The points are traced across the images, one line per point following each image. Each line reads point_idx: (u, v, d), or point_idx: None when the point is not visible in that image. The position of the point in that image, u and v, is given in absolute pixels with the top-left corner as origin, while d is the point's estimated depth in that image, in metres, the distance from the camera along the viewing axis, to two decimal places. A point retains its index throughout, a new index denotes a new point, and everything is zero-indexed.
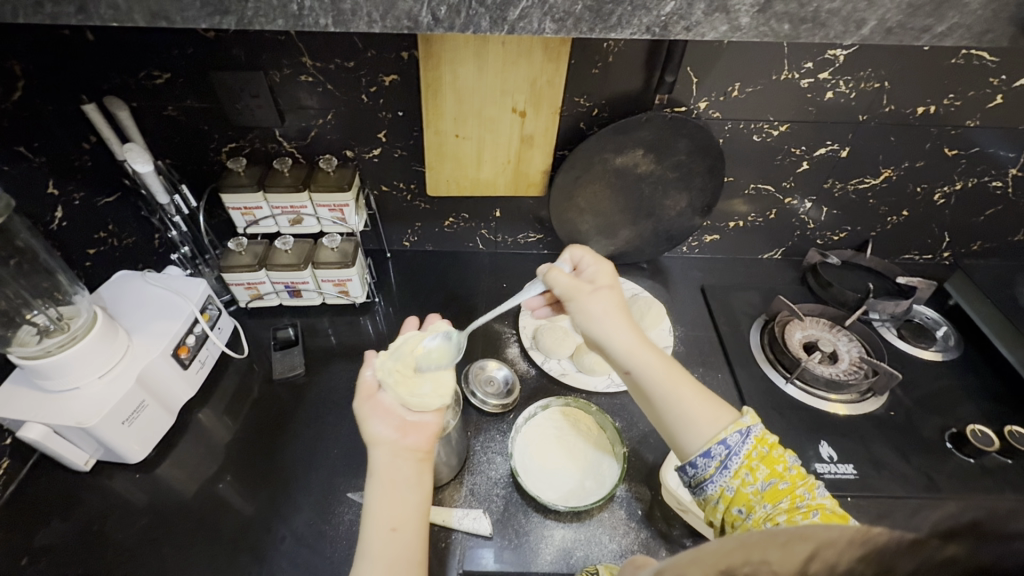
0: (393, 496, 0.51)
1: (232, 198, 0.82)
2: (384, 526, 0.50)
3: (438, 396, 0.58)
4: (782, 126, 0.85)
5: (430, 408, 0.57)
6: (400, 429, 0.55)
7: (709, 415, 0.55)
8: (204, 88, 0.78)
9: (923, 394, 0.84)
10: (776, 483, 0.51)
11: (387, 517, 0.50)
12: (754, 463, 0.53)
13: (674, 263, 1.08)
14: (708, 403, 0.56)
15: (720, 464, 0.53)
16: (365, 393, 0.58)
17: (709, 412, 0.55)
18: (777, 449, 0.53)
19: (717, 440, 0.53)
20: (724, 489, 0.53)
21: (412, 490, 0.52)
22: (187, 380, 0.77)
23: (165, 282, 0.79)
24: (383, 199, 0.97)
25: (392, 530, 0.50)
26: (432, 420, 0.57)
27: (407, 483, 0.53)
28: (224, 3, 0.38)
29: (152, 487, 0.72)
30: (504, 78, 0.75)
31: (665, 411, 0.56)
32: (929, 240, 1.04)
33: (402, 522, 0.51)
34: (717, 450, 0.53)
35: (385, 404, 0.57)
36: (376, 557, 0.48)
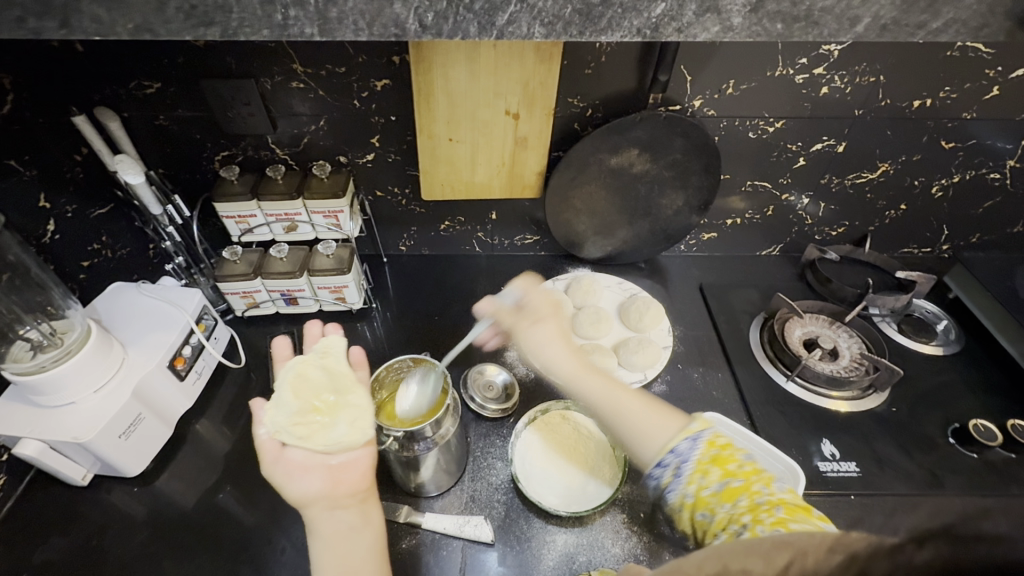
0: (340, 548, 0.49)
1: (225, 207, 0.82)
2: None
3: (357, 431, 0.55)
4: (777, 123, 0.85)
5: (353, 446, 0.54)
6: (328, 479, 0.52)
7: (659, 428, 0.54)
8: (195, 97, 0.77)
9: (925, 389, 0.84)
10: (730, 481, 0.47)
11: (337, 568, 0.48)
12: (706, 467, 0.49)
13: (673, 262, 1.07)
14: (658, 416, 0.55)
15: (674, 471, 0.50)
16: (269, 454, 0.53)
17: (659, 425, 0.54)
18: (728, 447, 0.50)
19: (669, 449, 0.52)
20: (683, 497, 0.49)
21: (359, 533, 0.51)
22: (185, 391, 0.77)
23: (160, 293, 0.78)
24: (378, 204, 0.96)
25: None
26: (361, 455, 0.54)
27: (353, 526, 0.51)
28: (207, 14, 0.37)
29: (151, 500, 0.72)
30: (497, 81, 0.75)
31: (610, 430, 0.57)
32: (928, 234, 1.03)
33: (353, 566, 0.49)
34: (670, 458, 0.51)
35: (296, 460, 0.53)
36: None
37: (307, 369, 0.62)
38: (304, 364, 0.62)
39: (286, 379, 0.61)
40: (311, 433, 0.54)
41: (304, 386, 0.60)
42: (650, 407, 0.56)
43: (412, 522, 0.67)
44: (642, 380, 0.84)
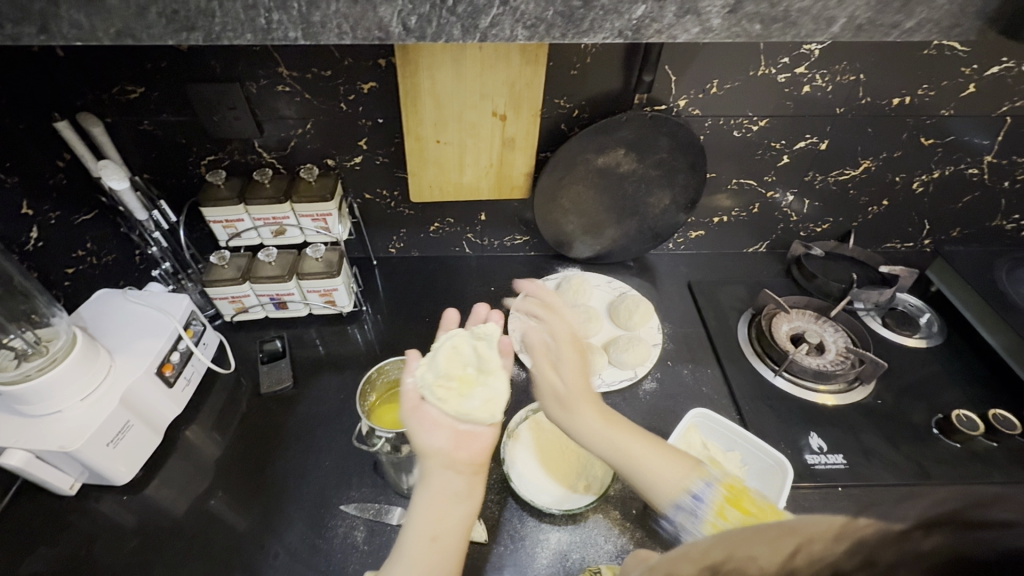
0: (443, 506, 0.52)
1: (212, 211, 0.81)
2: (425, 534, 0.50)
3: (486, 409, 0.57)
4: (761, 121, 0.86)
5: (480, 421, 0.57)
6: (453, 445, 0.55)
7: (669, 474, 0.56)
8: (179, 101, 0.76)
9: (909, 381, 0.86)
10: (736, 505, 0.45)
11: (432, 525, 0.50)
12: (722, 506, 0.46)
13: (661, 260, 1.08)
14: (670, 462, 0.57)
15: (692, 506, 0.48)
16: (410, 405, 0.57)
17: (669, 470, 0.56)
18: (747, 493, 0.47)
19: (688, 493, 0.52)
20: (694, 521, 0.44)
21: (459, 504, 0.53)
22: (173, 397, 0.76)
23: (147, 300, 0.78)
24: (367, 207, 0.96)
25: (434, 537, 0.49)
26: (484, 433, 0.57)
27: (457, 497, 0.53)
28: (189, 19, 0.37)
29: (140, 509, 0.71)
30: (483, 82, 0.75)
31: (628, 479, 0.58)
32: (910, 229, 1.05)
33: (444, 532, 0.51)
34: (688, 503, 0.51)
35: (432, 417, 0.56)
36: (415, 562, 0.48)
37: (462, 350, 0.62)
38: (459, 339, 0.63)
39: (446, 341, 0.62)
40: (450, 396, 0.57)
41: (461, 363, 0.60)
42: (651, 446, 0.59)
43: None
44: (632, 378, 0.85)
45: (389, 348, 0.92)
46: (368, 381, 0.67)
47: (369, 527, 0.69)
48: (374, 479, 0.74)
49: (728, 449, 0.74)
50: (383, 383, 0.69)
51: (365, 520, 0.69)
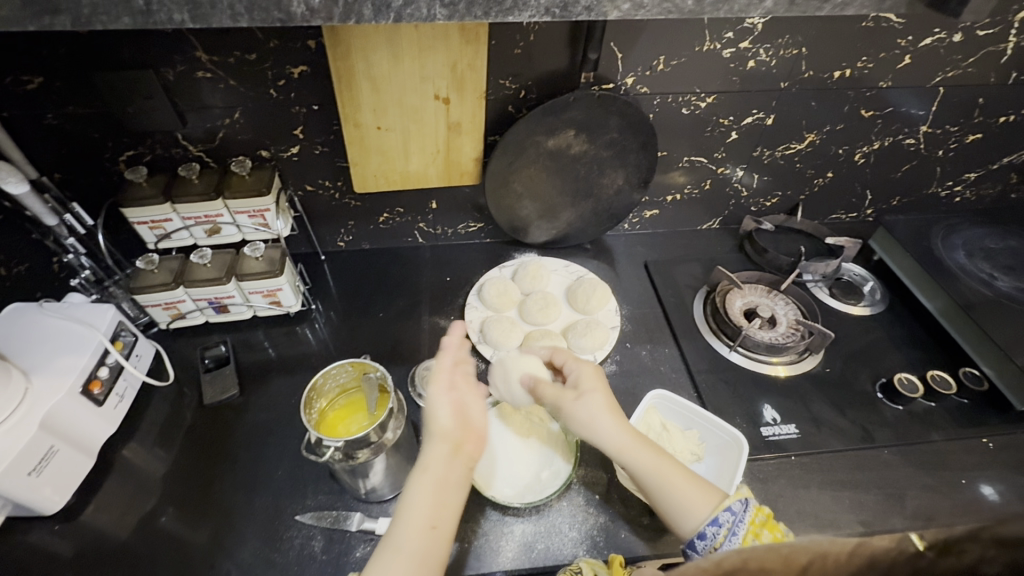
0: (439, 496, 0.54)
1: (136, 212, 0.75)
2: (424, 525, 0.51)
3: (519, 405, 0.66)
4: (708, 98, 0.85)
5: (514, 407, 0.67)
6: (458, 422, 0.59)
7: (697, 504, 0.56)
8: (87, 92, 0.69)
9: (855, 349, 0.89)
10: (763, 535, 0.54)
11: (429, 514, 0.52)
12: (758, 529, 0.54)
13: (618, 242, 1.07)
14: (693, 482, 0.58)
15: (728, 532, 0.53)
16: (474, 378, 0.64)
17: (695, 493, 0.57)
18: (772, 513, 0.55)
19: (722, 507, 0.55)
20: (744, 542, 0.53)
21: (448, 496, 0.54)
22: (105, 416, 0.71)
23: (66, 312, 0.71)
24: (310, 200, 0.91)
25: (432, 528, 0.51)
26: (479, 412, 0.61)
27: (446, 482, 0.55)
28: (50, 0, 0.33)
29: (76, 537, 0.66)
30: (421, 64, 0.71)
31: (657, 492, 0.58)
32: (854, 199, 1.08)
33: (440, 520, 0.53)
34: (724, 517, 0.54)
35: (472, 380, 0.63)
36: (412, 549, 0.50)
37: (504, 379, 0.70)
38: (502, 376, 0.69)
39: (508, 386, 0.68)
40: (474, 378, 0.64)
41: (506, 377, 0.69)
42: (665, 464, 0.59)
43: (366, 529, 0.66)
44: (592, 362, 0.84)
45: (342, 346, 0.88)
46: (313, 388, 0.63)
47: (327, 536, 0.66)
48: (331, 485, 0.71)
49: (687, 427, 0.75)
50: (330, 387, 0.65)
51: (323, 528, 0.67)
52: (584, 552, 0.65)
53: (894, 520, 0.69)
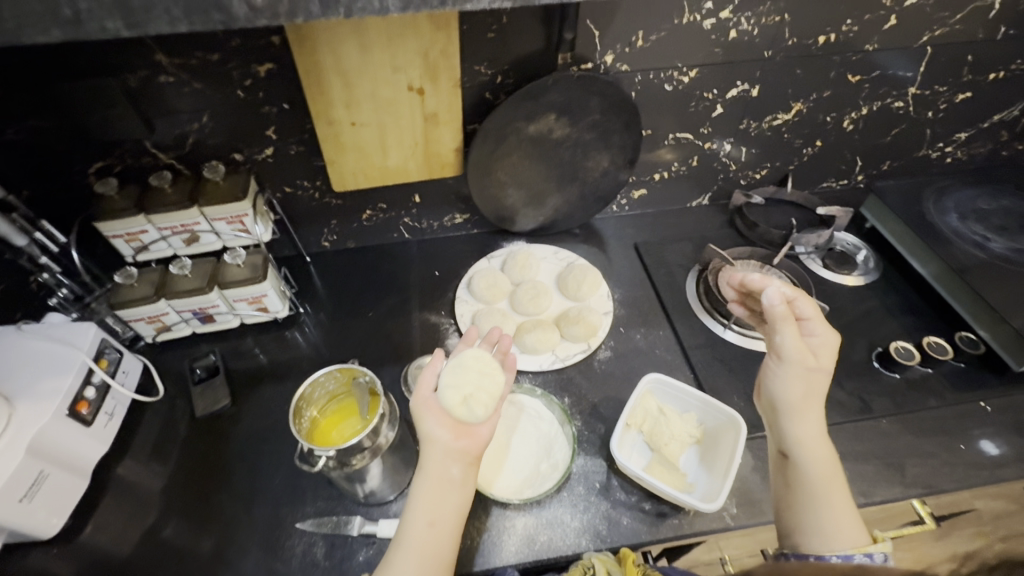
0: (438, 494, 0.54)
1: (110, 225, 0.73)
2: (423, 522, 0.53)
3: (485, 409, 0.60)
4: (691, 71, 0.83)
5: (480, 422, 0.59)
6: (449, 428, 0.57)
7: (839, 533, 0.54)
8: (45, 105, 0.66)
9: (851, 319, 0.88)
10: None
11: (429, 513, 0.54)
12: None
13: (607, 225, 1.05)
14: (849, 519, 0.55)
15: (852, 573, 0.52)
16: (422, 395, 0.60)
17: (839, 528, 0.55)
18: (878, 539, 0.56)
19: (864, 551, 0.53)
20: None
21: (444, 494, 0.54)
22: (95, 435, 0.70)
23: (45, 333, 0.70)
24: (290, 201, 0.89)
25: (431, 525, 0.53)
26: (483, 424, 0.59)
27: (438, 484, 0.55)
28: None
29: (77, 558, 0.66)
30: (392, 56, 0.68)
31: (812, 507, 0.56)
32: (844, 166, 1.06)
33: (439, 517, 0.54)
34: (859, 560, 0.53)
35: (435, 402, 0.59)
36: (414, 547, 0.52)
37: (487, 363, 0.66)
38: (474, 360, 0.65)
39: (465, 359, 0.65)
40: (456, 405, 0.59)
41: (475, 394, 0.60)
42: (835, 495, 0.56)
43: (367, 532, 0.66)
44: (586, 350, 0.84)
45: (334, 348, 0.87)
46: (302, 397, 0.62)
47: (329, 541, 0.66)
48: (329, 490, 0.70)
49: (685, 410, 0.75)
50: (320, 395, 0.64)
51: (324, 535, 0.67)
52: (586, 542, 0.65)
53: (894, 490, 0.69)
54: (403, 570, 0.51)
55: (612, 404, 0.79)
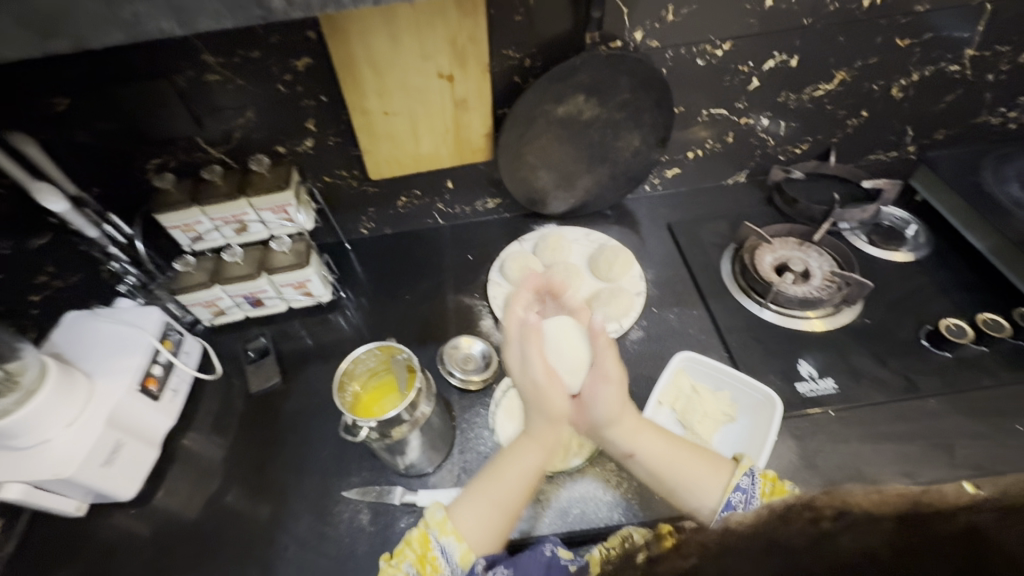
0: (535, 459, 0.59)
1: (168, 217, 0.78)
2: (523, 489, 0.58)
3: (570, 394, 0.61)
4: (725, 44, 0.81)
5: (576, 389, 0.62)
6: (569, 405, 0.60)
7: (708, 478, 0.59)
8: (109, 107, 0.72)
9: (897, 296, 0.85)
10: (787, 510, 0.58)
11: (529, 481, 0.58)
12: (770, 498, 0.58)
13: (639, 205, 1.04)
14: (707, 463, 0.60)
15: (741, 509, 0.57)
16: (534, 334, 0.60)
17: (706, 474, 0.60)
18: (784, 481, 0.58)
19: (733, 488, 0.58)
20: None
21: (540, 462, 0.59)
22: (163, 409, 0.77)
23: (116, 316, 0.76)
24: (329, 191, 0.93)
25: (527, 492, 0.58)
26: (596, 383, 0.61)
27: (540, 453, 0.59)
28: (49, 24, 0.35)
29: (152, 518, 0.73)
30: (422, 43, 0.70)
31: (674, 475, 0.59)
32: (894, 137, 1.00)
33: (532, 482, 0.59)
34: (735, 497, 0.57)
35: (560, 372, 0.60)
36: (505, 510, 0.56)
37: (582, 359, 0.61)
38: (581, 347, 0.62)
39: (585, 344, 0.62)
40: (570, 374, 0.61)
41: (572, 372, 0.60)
42: (678, 451, 0.61)
43: (407, 501, 0.69)
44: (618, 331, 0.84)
45: (374, 330, 0.91)
46: (344, 372, 0.66)
47: (373, 509, 0.70)
48: (372, 462, 0.74)
49: (718, 389, 0.74)
50: (362, 372, 0.68)
51: (368, 503, 0.71)
52: (618, 516, 0.66)
53: (941, 470, 0.67)
54: (484, 520, 0.56)
55: (643, 382, 0.79)
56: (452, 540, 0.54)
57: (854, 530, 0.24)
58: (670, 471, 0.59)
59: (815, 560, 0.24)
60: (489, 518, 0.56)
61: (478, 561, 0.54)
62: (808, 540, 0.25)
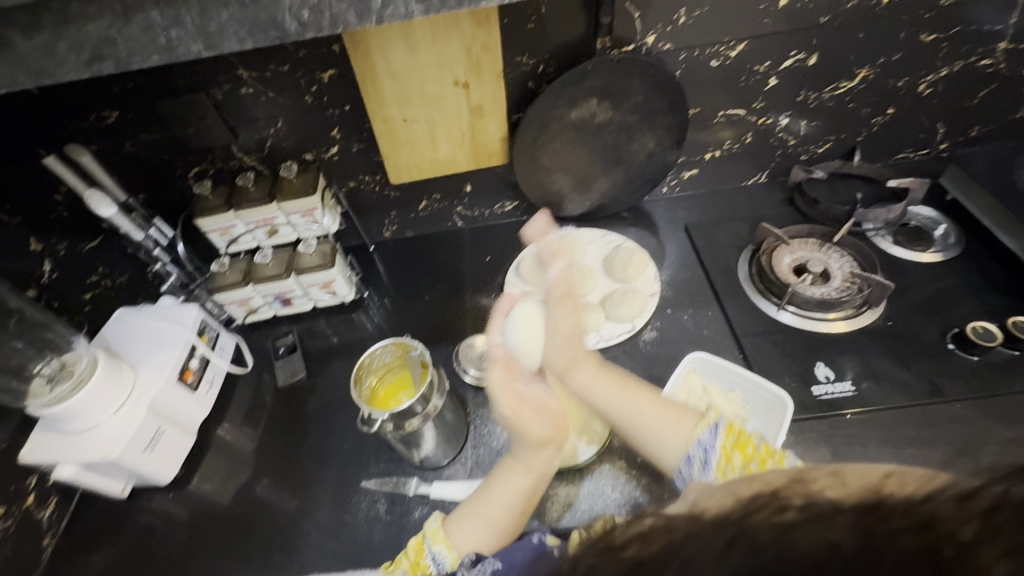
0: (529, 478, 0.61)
1: (206, 221, 0.84)
2: (517, 507, 0.59)
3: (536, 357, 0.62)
4: (739, 45, 0.81)
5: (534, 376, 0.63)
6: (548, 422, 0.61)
7: (673, 429, 0.61)
8: (153, 120, 0.78)
9: (923, 298, 0.82)
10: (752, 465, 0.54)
11: (521, 500, 0.60)
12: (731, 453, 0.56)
13: (656, 207, 1.05)
14: (673, 417, 0.62)
15: (701, 464, 0.57)
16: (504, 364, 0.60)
17: (673, 427, 0.61)
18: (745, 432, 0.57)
19: (694, 442, 0.59)
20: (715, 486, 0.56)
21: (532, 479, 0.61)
22: (199, 400, 0.82)
23: (159, 313, 0.82)
24: (354, 195, 0.97)
25: (524, 511, 0.60)
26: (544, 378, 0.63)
27: (529, 472, 0.61)
28: (96, 49, 0.39)
29: (188, 502, 0.78)
30: (438, 53, 0.73)
31: (641, 427, 0.63)
32: (924, 134, 0.97)
33: (527, 500, 0.61)
34: (696, 452, 0.58)
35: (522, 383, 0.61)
36: (497, 529, 0.58)
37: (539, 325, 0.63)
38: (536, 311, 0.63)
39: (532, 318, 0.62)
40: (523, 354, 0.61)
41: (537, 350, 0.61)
42: (648, 408, 0.63)
43: (422, 492, 0.72)
44: (631, 330, 0.85)
45: (394, 329, 0.95)
46: (362, 365, 0.70)
47: (389, 499, 0.74)
48: (390, 454, 0.78)
49: (730, 389, 0.75)
50: (378, 366, 0.72)
51: (385, 493, 0.74)
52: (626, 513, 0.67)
53: None
54: (475, 535, 0.57)
55: (655, 382, 0.80)
56: (443, 551, 0.56)
57: (816, 521, 0.26)
58: (637, 423, 0.63)
59: (782, 551, 0.25)
60: (479, 534, 0.57)
61: (465, 558, 0.55)
62: (774, 533, 0.25)
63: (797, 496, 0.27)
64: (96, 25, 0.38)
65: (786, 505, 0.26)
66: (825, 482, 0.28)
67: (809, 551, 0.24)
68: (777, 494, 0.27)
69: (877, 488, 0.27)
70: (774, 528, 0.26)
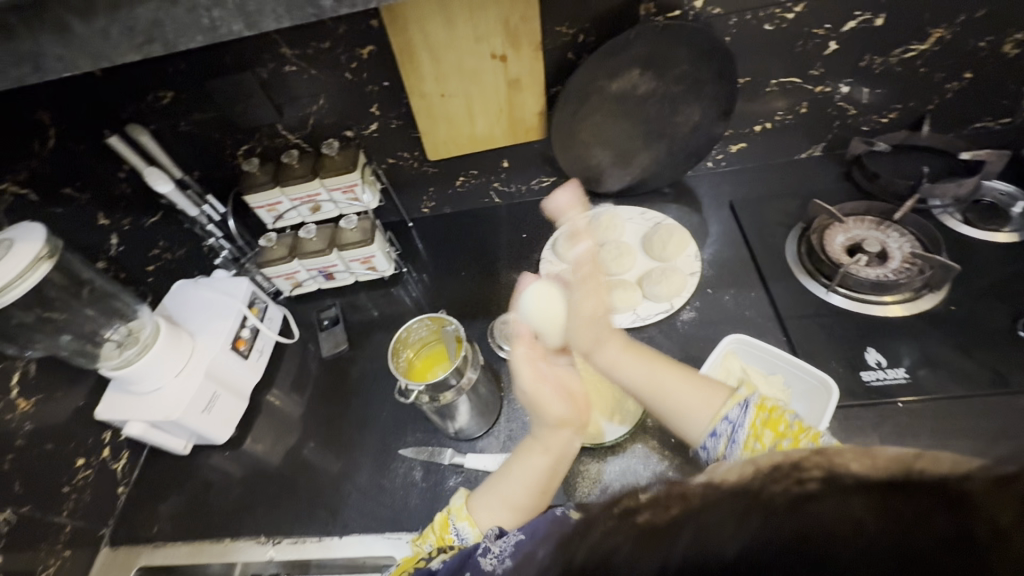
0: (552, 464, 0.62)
1: (255, 198, 0.87)
2: (536, 488, 0.60)
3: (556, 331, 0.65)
4: (797, 6, 0.75)
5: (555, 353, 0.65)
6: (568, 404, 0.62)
7: (699, 403, 0.61)
8: (205, 99, 0.81)
9: (993, 281, 0.76)
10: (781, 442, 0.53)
11: (541, 483, 0.61)
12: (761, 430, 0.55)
13: (700, 182, 1.01)
14: (700, 390, 0.62)
15: (727, 439, 0.57)
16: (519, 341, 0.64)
17: (700, 399, 0.61)
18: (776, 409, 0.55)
19: (721, 417, 0.58)
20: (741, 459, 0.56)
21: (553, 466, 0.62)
22: (251, 367, 0.87)
23: (213, 284, 0.87)
24: (393, 171, 0.98)
25: (543, 492, 0.61)
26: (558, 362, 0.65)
27: (551, 456, 0.62)
28: (147, 32, 0.41)
29: (242, 461, 0.84)
30: (475, 25, 0.72)
31: (668, 401, 0.62)
32: (1007, 101, 0.88)
33: (549, 484, 0.62)
34: (722, 427, 0.58)
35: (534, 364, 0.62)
36: (516, 506, 0.59)
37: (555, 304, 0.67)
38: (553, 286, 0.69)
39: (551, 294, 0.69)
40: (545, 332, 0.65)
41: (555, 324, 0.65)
42: (681, 387, 0.63)
43: (456, 463, 0.74)
44: (668, 310, 0.83)
45: (432, 304, 0.97)
46: (399, 339, 0.72)
47: (425, 467, 0.76)
48: (426, 425, 0.81)
49: (771, 373, 0.72)
50: (415, 340, 0.73)
51: (421, 461, 0.77)
52: None
53: None
54: (498, 512, 0.59)
55: (692, 363, 0.78)
56: (466, 528, 0.58)
57: (831, 495, 0.19)
58: (665, 396, 0.63)
59: (786, 524, 0.19)
60: (503, 515, 0.59)
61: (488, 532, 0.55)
62: (785, 503, 0.20)
63: (817, 467, 0.21)
64: (145, 8, 0.40)
65: (806, 478, 0.20)
66: (853, 454, 0.20)
67: (819, 524, 0.19)
68: (795, 463, 0.21)
69: (916, 466, 0.19)
70: (787, 501, 0.20)
